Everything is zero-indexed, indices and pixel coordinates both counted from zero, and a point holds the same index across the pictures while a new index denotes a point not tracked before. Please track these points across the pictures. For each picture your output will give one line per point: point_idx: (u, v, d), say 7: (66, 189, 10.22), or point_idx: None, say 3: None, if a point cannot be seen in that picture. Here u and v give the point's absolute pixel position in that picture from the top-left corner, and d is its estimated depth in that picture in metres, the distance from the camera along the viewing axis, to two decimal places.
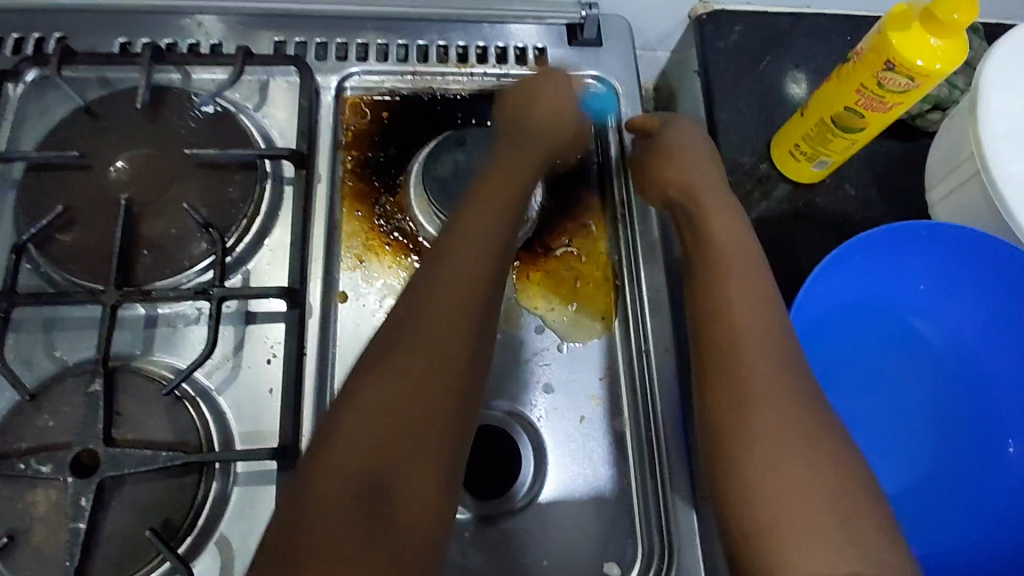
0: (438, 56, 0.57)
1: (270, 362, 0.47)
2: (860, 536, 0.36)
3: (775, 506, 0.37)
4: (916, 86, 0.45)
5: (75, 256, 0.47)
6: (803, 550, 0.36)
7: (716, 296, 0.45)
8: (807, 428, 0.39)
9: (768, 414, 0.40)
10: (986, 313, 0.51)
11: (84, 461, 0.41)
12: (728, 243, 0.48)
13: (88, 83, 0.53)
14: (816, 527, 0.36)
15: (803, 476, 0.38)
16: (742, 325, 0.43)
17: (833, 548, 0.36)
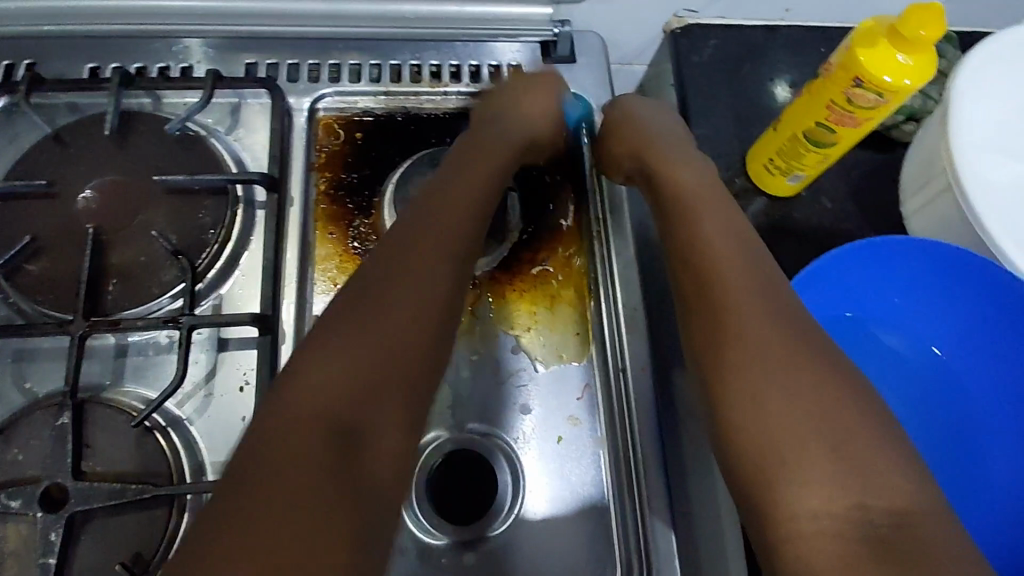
0: (411, 75, 0.57)
1: (242, 389, 0.47)
2: (867, 462, 0.36)
3: (778, 440, 0.37)
4: (884, 102, 0.45)
5: (44, 286, 0.46)
6: (807, 483, 0.36)
7: (700, 239, 0.45)
8: (800, 372, 0.39)
9: (762, 351, 0.40)
10: (962, 332, 0.50)
11: (54, 496, 0.41)
12: (705, 195, 0.48)
13: (58, 109, 0.53)
14: (821, 459, 0.36)
15: (799, 419, 0.37)
16: (727, 267, 0.43)
17: (838, 479, 0.36)
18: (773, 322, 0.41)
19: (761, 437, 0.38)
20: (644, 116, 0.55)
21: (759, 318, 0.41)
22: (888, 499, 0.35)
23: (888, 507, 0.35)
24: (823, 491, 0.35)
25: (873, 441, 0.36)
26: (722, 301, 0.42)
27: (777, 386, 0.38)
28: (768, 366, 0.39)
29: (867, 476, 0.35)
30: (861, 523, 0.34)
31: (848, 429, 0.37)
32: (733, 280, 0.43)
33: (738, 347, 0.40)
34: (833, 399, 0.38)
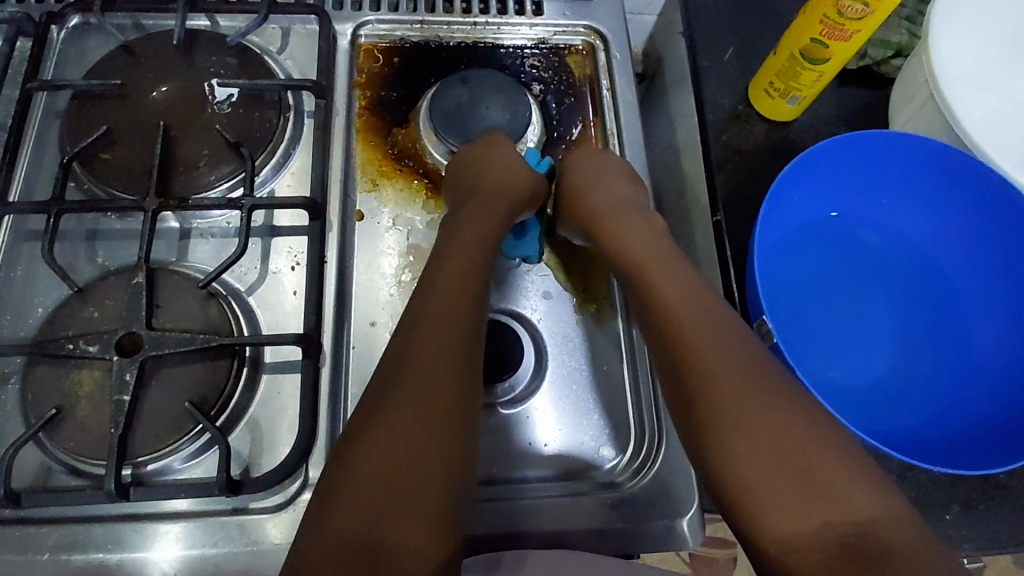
0: (444, 8, 0.63)
1: (293, 269, 0.52)
2: (833, 491, 0.39)
3: (754, 482, 0.40)
4: (870, 13, 0.50)
5: (117, 171, 0.51)
6: (783, 516, 0.39)
7: (663, 300, 0.48)
8: (768, 410, 0.42)
9: (731, 415, 0.42)
10: (936, 217, 0.57)
11: (127, 346, 0.45)
12: (663, 262, 0.51)
13: (127, 28, 0.58)
14: (791, 498, 0.39)
15: (772, 462, 0.41)
16: (693, 328, 0.46)
17: (809, 509, 0.39)
18: (743, 384, 0.43)
19: (740, 478, 0.41)
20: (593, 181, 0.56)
21: (723, 374, 0.44)
22: (852, 515, 0.38)
23: (851, 523, 0.38)
24: (797, 523, 0.38)
25: (839, 469, 0.40)
26: (689, 358, 0.45)
27: (752, 455, 0.41)
28: (739, 437, 0.42)
29: (829, 496, 0.39)
30: (833, 541, 0.38)
31: (813, 457, 0.40)
32: (706, 353, 0.45)
33: (710, 410, 0.43)
34: (793, 436, 0.41)
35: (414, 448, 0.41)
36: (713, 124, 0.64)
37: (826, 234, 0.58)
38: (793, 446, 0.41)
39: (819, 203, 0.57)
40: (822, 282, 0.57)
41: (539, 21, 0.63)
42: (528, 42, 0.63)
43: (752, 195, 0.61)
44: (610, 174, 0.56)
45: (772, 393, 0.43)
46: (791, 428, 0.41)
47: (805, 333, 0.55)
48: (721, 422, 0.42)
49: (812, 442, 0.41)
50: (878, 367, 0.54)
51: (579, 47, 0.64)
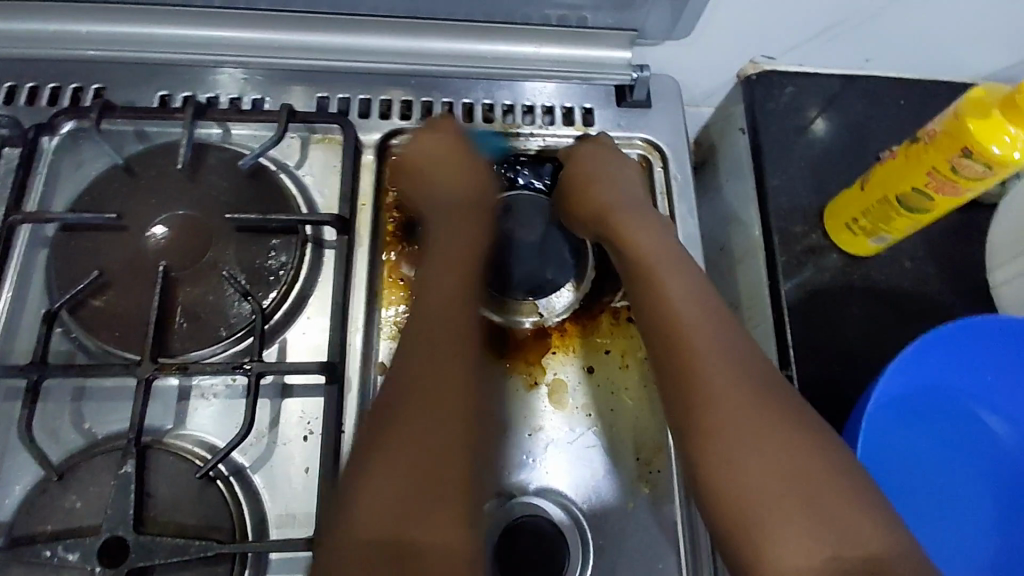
0: (483, 114, 0.56)
1: (306, 439, 0.45)
2: (839, 518, 0.37)
3: (758, 505, 0.38)
4: (991, 175, 0.43)
5: (109, 322, 0.45)
6: (789, 542, 0.37)
7: (662, 304, 0.45)
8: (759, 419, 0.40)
9: (728, 428, 0.40)
10: None
11: (113, 549, 0.39)
12: (659, 258, 0.47)
13: (127, 137, 0.52)
14: (792, 518, 0.37)
15: (769, 481, 0.38)
16: (693, 324, 0.44)
17: (812, 535, 0.37)
18: (743, 394, 0.41)
19: (742, 496, 0.39)
20: (603, 170, 0.52)
21: (718, 378, 0.42)
22: (859, 549, 0.36)
23: (862, 554, 0.36)
24: (802, 549, 0.37)
25: (846, 495, 0.38)
26: (685, 361, 0.43)
27: (757, 470, 0.39)
28: (741, 451, 0.39)
29: (833, 522, 0.37)
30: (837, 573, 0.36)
31: (820, 483, 0.38)
32: (705, 355, 0.43)
33: (709, 422, 0.41)
34: (821, 495, 0.38)
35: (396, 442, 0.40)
36: (781, 255, 0.56)
37: (932, 413, 0.50)
38: (799, 465, 0.39)
39: (931, 377, 0.49)
40: (919, 465, 0.49)
41: (590, 132, 0.56)
42: None
43: (826, 342, 0.54)
44: (615, 171, 0.52)
45: (772, 402, 0.41)
46: (797, 444, 0.39)
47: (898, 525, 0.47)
48: (721, 439, 0.40)
49: (819, 462, 0.39)
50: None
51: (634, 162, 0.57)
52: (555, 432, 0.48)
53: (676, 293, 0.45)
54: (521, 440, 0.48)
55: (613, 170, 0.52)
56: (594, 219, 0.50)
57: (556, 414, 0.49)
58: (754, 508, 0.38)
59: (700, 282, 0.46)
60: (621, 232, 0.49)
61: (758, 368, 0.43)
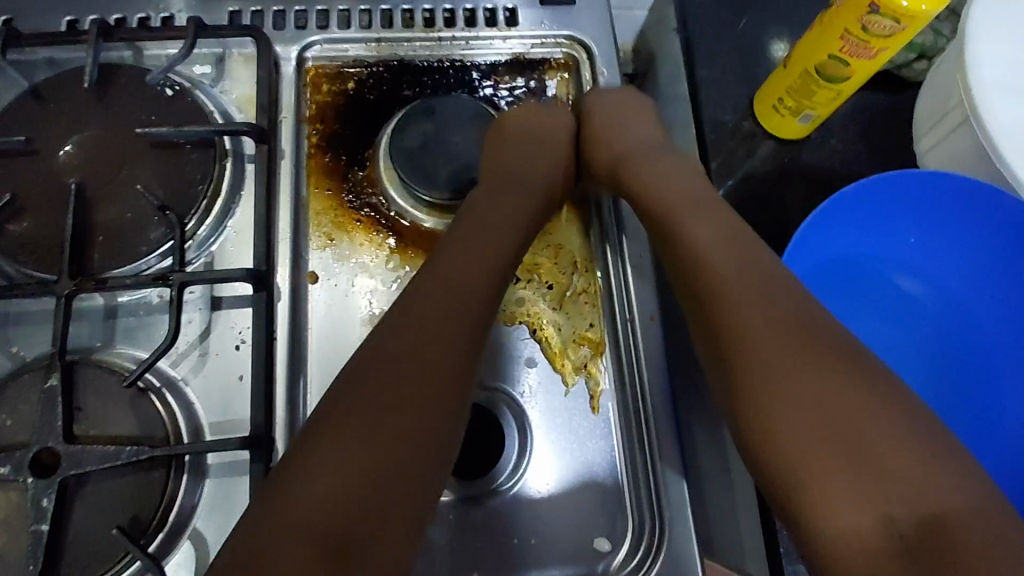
0: (403, 21, 0.55)
1: (238, 348, 0.45)
2: (897, 476, 0.35)
3: (800, 456, 0.36)
4: (902, 30, 0.43)
5: (26, 246, 0.44)
6: (837, 496, 0.35)
7: (697, 251, 0.45)
8: (806, 359, 0.39)
9: (780, 376, 0.38)
10: (975, 272, 0.49)
11: (44, 462, 0.39)
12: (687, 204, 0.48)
13: (35, 65, 0.50)
14: (839, 470, 0.35)
15: (814, 427, 0.37)
16: (734, 272, 0.43)
17: (865, 489, 0.35)
18: (783, 335, 0.40)
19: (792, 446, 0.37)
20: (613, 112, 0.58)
21: (762, 343, 0.40)
22: (916, 504, 0.34)
23: (922, 506, 0.34)
24: (851, 503, 0.35)
25: (912, 449, 0.35)
26: (721, 312, 0.42)
27: (794, 417, 0.37)
28: (786, 398, 0.38)
29: (889, 475, 0.35)
30: (892, 530, 0.34)
31: (884, 437, 0.36)
32: (742, 297, 0.42)
33: (751, 367, 0.39)
34: (875, 445, 0.36)
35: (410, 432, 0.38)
36: (713, 145, 0.56)
37: (848, 281, 0.50)
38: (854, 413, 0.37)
39: (842, 245, 0.49)
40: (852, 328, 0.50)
41: (514, 33, 0.55)
42: (502, 59, 0.55)
43: (760, 227, 0.54)
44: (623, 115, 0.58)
45: (830, 352, 0.39)
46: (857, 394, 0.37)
47: None
48: (766, 387, 0.39)
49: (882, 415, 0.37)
50: None
51: (560, 62, 0.57)
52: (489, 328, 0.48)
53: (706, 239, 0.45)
54: None
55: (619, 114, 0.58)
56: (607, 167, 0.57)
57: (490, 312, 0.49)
58: (797, 460, 0.36)
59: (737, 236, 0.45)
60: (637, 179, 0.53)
61: (819, 326, 0.40)
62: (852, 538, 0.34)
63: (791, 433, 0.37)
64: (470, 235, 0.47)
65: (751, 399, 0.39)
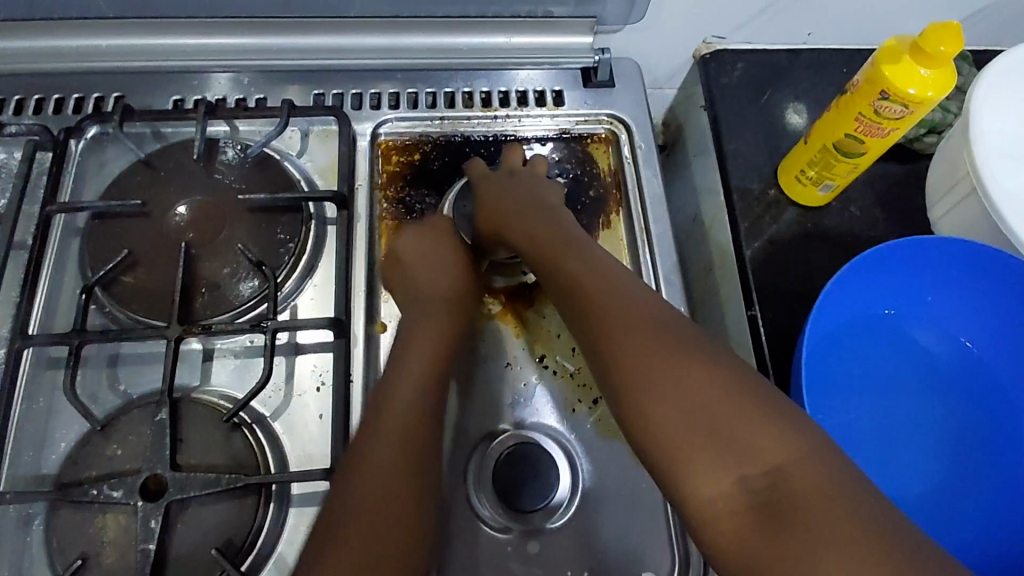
0: (463, 102, 0.62)
1: (319, 390, 0.50)
2: (742, 445, 0.36)
3: (668, 443, 0.38)
4: (909, 113, 0.49)
5: (137, 295, 0.50)
6: (700, 476, 0.37)
7: (569, 274, 0.47)
8: (665, 348, 0.41)
9: (643, 372, 0.40)
10: (984, 319, 0.53)
11: (152, 487, 0.44)
12: (556, 238, 0.51)
13: (145, 138, 0.58)
14: (698, 450, 0.37)
15: (674, 415, 0.38)
16: (596, 281, 0.46)
17: (717, 460, 0.37)
18: (639, 331, 0.42)
19: (659, 442, 0.38)
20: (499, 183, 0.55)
21: (627, 334, 0.42)
22: (761, 463, 0.36)
23: (762, 465, 0.36)
24: (710, 478, 0.36)
25: (756, 419, 0.37)
26: (589, 314, 0.44)
27: (657, 409, 0.39)
28: (648, 393, 0.40)
29: (737, 447, 0.36)
30: (744, 496, 0.36)
31: (735, 419, 0.37)
32: (606, 305, 0.44)
33: (618, 366, 0.41)
34: (729, 422, 0.37)
35: (375, 443, 0.43)
36: (742, 211, 0.62)
37: (874, 335, 0.54)
38: (713, 405, 0.38)
39: (864, 301, 0.54)
40: (883, 382, 0.53)
41: (561, 112, 0.62)
42: (549, 133, 0.62)
43: (787, 285, 0.59)
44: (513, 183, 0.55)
45: (683, 344, 0.41)
46: (716, 380, 0.39)
47: (862, 442, 0.51)
48: (637, 381, 0.40)
49: (737, 400, 0.38)
50: (927, 477, 0.50)
51: (602, 136, 0.62)
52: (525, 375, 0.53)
53: (571, 260, 0.48)
54: (508, 386, 0.53)
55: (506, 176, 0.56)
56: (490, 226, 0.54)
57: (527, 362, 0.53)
58: (671, 449, 0.38)
59: (600, 258, 0.48)
60: (509, 217, 0.53)
61: (671, 322, 0.43)
62: (709, 511, 0.36)
63: (657, 422, 0.39)
64: (419, 317, 0.51)
65: (626, 400, 0.40)
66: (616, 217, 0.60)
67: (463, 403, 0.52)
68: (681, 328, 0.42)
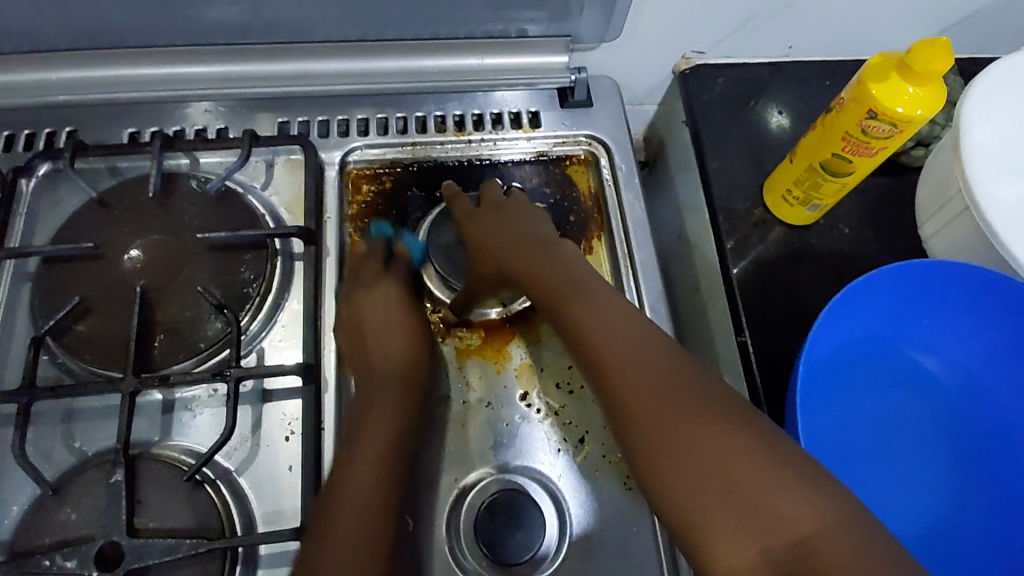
0: (436, 125, 0.60)
1: (288, 439, 0.48)
2: (765, 514, 0.34)
3: (687, 508, 0.36)
4: (897, 132, 0.47)
5: (91, 344, 0.47)
6: (721, 546, 0.34)
7: (578, 323, 0.45)
8: (683, 404, 0.38)
9: (658, 430, 0.38)
10: (983, 342, 0.51)
11: (108, 553, 0.41)
12: (560, 280, 0.48)
13: (100, 174, 0.55)
14: (719, 518, 0.35)
15: (691, 477, 0.36)
16: (607, 333, 0.43)
17: (738, 528, 0.34)
18: (652, 385, 0.40)
19: (677, 511, 0.36)
20: (499, 220, 0.53)
21: (642, 389, 0.40)
22: (785, 535, 0.33)
23: (787, 536, 0.33)
24: (731, 550, 0.34)
25: (777, 484, 0.34)
26: (601, 369, 0.42)
27: (674, 471, 0.37)
28: (665, 455, 0.37)
29: (761, 516, 0.34)
30: (769, 570, 0.33)
31: (754, 479, 0.35)
32: (618, 356, 0.42)
33: (633, 423, 0.39)
34: (750, 487, 0.35)
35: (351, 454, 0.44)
36: (728, 232, 0.60)
37: (871, 361, 0.52)
38: (733, 468, 0.35)
39: (861, 326, 0.51)
40: (880, 409, 0.51)
41: (537, 134, 0.60)
42: (526, 156, 0.59)
43: (776, 308, 0.57)
44: (513, 216, 0.53)
45: (701, 400, 0.38)
46: (737, 439, 0.36)
47: (857, 479, 0.48)
48: (653, 440, 0.38)
49: (759, 462, 0.35)
50: (925, 514, 0.48)
51: (581, 157, 0.60)
52: (505, 414, 0.50)
53: (579, 307, 0.45)
54: (492, 426, 0.50)
55: (504, 212, 0.53)
56: (494, 261, 0.51)
57: (506, 401, 0.51)
58: (691, 515, 0.36)
59: (607, 300, 0.46)
60: (513, 258, 0.50)
61: (688, 373, 0.40)
62: None
63: (675, 486, 0.37)
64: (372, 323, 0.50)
65: (643, 459, 0.38)
66: (597, 242, 0.57)
67: (442, 441, 0.49)
68: (700, 379, 0.40)
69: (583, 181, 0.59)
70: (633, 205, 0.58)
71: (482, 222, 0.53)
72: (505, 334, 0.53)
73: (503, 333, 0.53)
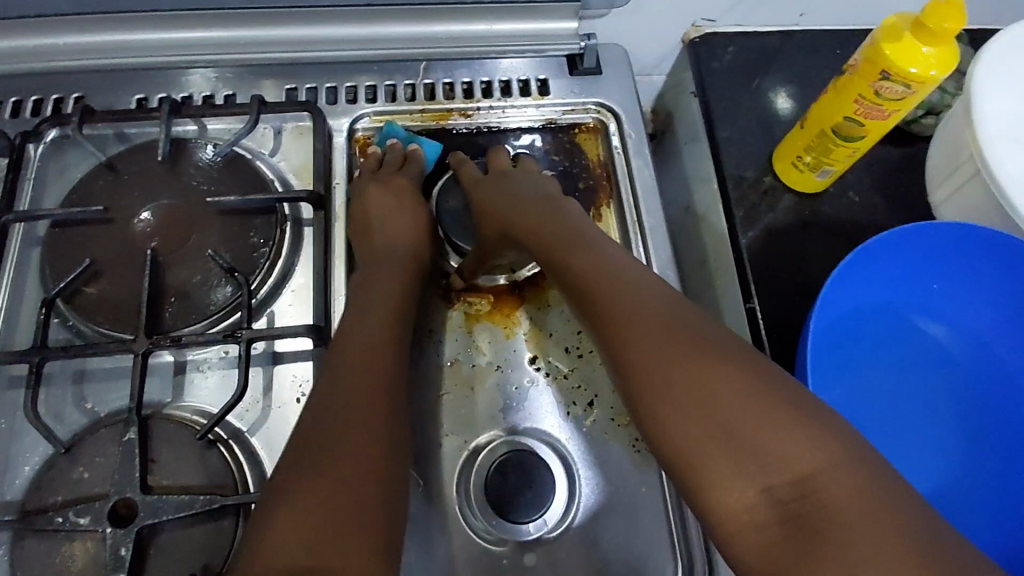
0: (445, 93, 0.59)
1: (299, 401, 0.48)
2: (765, 453, 0.34)
3: (687, 451, 0.36)
4: (911, 94, 0.47)
5: (102, 306, 0.47)
6: (722, 487, 0.35)
7: (582, 280, 0.45)
8: (681, 350, 0.38)
9: (657, 377, 0.38)
10: (992, 307, 0.51)
11: (122, 512, 0.41)
12: (565, 239, 0.48)
13: (108, 140, 0.55)
14: (720, 460, 0.35)
15: (690, 420, 0.36)
16: (608, 287, 0.43)
17: (739, 468, 0.34)
18: (652, 335, 0.40)
19: (679, 456, 0.36)
20: (504, 185, 0.52)
21: (642, 339, 0.40)
22: (787, 473, 0.33)
23: (789, 474, 0.33)
24: (732, 489, 0.34)
25: (778, 423, 0.34)
26: (604, 324, 0.42)
27: (673, 416, 0.37)
28: (664, 399, 0.37)
29: (761, 454, 0.34)
30: (771, 507, 0.33)
31: (753, 420, 0.35)
32: (619, 310, 0.42)
33: (633, 373, 0.39)
34: (751, 428, 0.35)
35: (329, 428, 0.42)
36: (737, 200, 0.59)
37: (881, 325, 0.52)
38: (732, 410, 0.35)
39: (872, 289, 0.51)
40: (889, 372, 0.51)
41: (546, 101, 0.59)
42: (535, 124, 0.59)
43: (786, 275, 0.57)
44: (518, 181, 0.53)
45: (700, 345, 0.38)
46: (736, 383, 0.36)
47: (868, 440, 0.48)
48: (651, 387, 0.38)
49: (758, 403, 0.35)
50: (934, 475, 0.48)
51: (589, 125, 0.60)
52: (514, 377, 0.50)
53: (582, 264, 0.45)
54: (501, 389, 0.50)
55: (510, 178, 0.53)
56: (497, 224, 0.51)
57: (515, 365, 0.51)
58: (691, 458, 0.36)
59: (610, 258, 0.46)
60: (518, 219, 0.50)
61: (687, 323, 0.40)
62: (739, 526, 0.34)
63: (674, 430, 0.37)
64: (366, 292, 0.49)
65: (642, 407, 0.39)
66: (606, 210, 0.57)
67: (453, 403, 0.49)
68: (700, 327, 0.40)
69: (592, 148, 0.59)
70: (641, 173, 0.58)
71: (486, 188, 0.53)
72: (514, 298, 0.53)
73: (512, 298, 0.53)
